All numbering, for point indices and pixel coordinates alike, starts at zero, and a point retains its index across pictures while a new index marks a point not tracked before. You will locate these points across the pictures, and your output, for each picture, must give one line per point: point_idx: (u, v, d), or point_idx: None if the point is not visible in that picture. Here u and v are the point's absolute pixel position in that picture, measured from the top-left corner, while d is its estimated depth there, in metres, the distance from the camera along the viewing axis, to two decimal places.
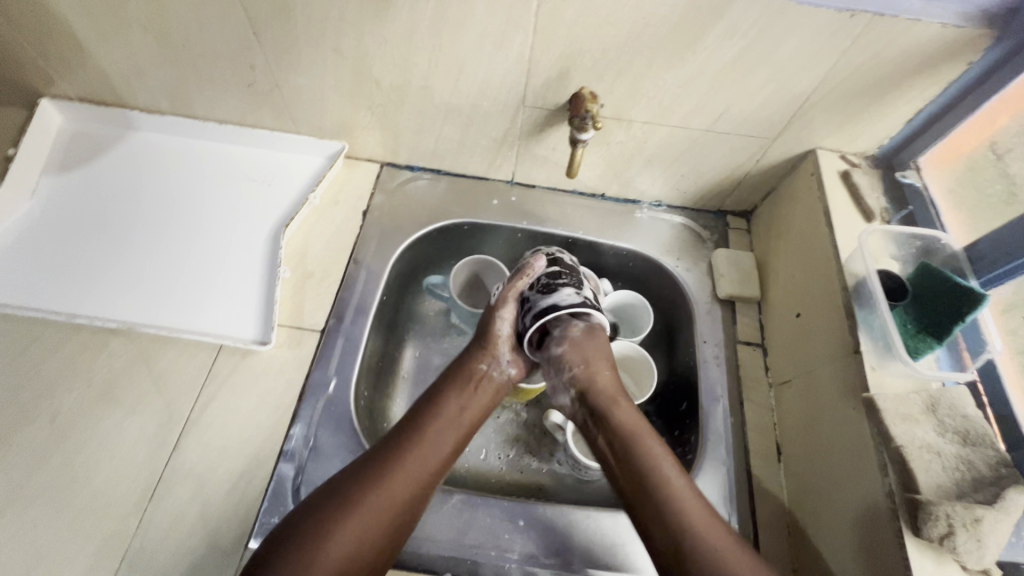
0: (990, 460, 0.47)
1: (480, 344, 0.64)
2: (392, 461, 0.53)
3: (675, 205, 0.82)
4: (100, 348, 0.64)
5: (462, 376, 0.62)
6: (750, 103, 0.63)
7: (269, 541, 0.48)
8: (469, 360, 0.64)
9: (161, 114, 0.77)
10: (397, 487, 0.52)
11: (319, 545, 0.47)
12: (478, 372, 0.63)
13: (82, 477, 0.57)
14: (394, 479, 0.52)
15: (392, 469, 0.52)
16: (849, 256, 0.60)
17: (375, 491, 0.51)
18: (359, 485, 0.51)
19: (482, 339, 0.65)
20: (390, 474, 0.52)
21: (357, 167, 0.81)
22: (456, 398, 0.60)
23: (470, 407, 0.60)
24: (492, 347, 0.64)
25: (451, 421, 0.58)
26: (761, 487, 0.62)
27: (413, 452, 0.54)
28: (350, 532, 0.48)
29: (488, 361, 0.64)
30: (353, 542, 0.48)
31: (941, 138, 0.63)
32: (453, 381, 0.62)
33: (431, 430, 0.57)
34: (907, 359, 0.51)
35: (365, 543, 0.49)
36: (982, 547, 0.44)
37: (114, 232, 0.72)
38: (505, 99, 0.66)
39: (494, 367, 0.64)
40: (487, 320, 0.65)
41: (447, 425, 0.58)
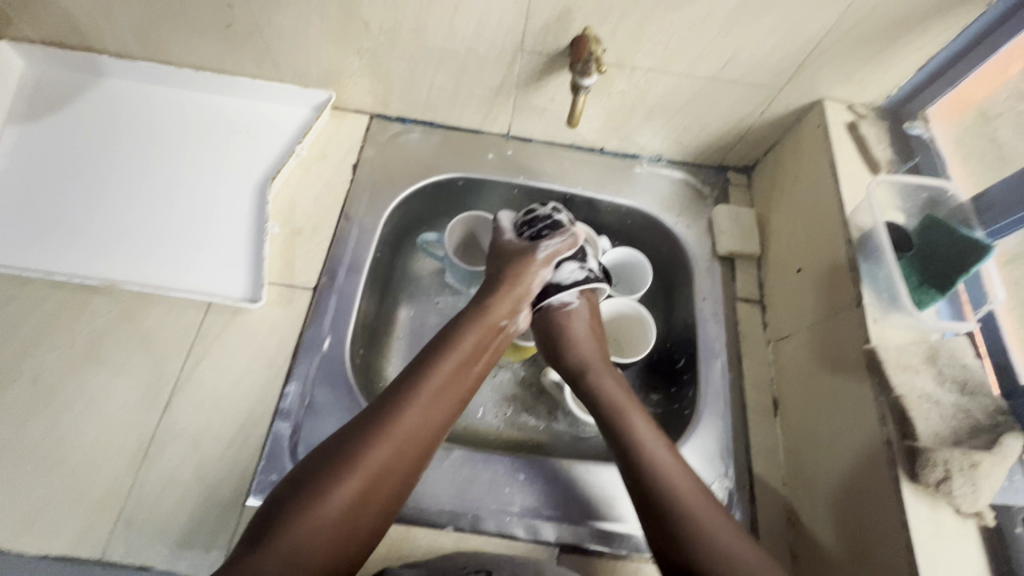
0: (986, 407, 0.48)
1: (497, 296, 0.62)
2: (396, 415, 0.51)
3: (675, 160, 0.80)
4: (81, 306, 0.61)
5: (475, 325, 0.60)
6: (759, 49, 0.61)
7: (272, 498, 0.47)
8: (483, 308, 0.61)
9: (132, 59, 0.72)
10: (399, 451, 0.50)
11: (322, 498, 0.45)
12: (495, 326, 0.61)
13: (70, 438, 0.55)
14: (400, 434, 0.50)
15: (397, 421, 0.50)
16: (854, 209, 0.59)
17: (379, 445, 0.49)
18: (362, 439, 0.49)
19: (500, 291, 0.62)
20: (394, 428, 0.50)
21: (345, 118, 0.77)
22: (465, 347, 0.58)
23: (479, 362, 0.59)
24: (509, 302, 0.62)
25: (459, 376, 0.56)
26: (757, 440, 0.63)
27: (419, 406, 0.52)
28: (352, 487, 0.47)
29: (508, 315, 0.62)
30: (355, 497, 0.47)
31: (952, 87, 0.62)
32: (464, 332, 0.59)
33: (439, 383, 0.54)
34: (911, 310, 0.51)
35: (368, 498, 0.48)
36: (977, 491, 0.45)
37: (89, 186, 0.68)
38: (502, 42, 0.63)
39: (511, 321, 0.63)
40: (511, 273, 0.63)
41: (454, 379, 0.56)
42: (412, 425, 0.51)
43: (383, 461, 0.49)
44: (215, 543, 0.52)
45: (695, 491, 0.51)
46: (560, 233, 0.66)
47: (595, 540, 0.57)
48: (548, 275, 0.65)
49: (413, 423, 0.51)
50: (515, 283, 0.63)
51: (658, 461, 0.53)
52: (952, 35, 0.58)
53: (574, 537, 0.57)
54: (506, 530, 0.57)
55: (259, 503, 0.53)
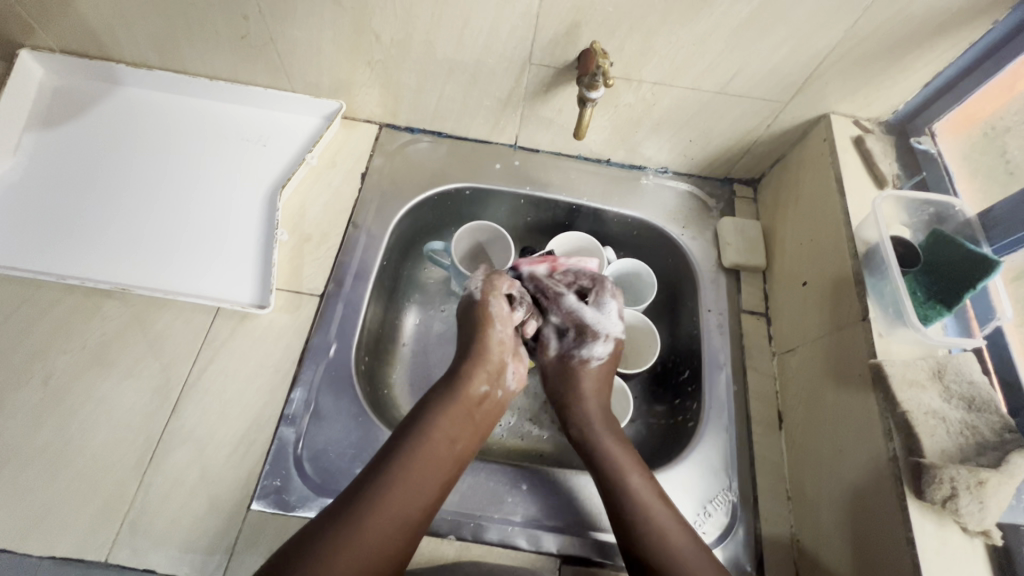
0: (994, 425, 0.47)
1: (475, 364, 0.61)
2: (365, 509, 0.49)
3: (681, 172, 0.81)
4: (93, 310, 0.62)
5: (454, 402, 0.58)
6: (764, 63, 0.61)
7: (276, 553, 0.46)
8: (460, 381, 0.60)
9: (149, 69, 0.74)
10: (396, 517, 0.50)
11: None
12: (475, 395, 0.60)
13: (78, 440, 0.56)
14: (369, 532, 0.48)
15: (367, 516, 0.48)
16: (860, 223, 0.59)
17: (348, 544, 0.47)
18: (331, 538, 0.47)
19: (473, 359, 0.61)
20: (366, 524, 0.48)
21: (355, 128, 0.78)
22: (444, 430, 0.56)
23: (459, 440, 0.57)
24: (489, 367, 0.62)
25: (437, 458, 0.54)
26: (761, 454, 0.63)
27: (391, 497, 0.50)
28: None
29: (488, 382, 0.61)
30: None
31: (959, 103, 0.62)
32: (440, 411, 0.57)
33: (412, 472, 0.52)
34: (917, 325, 0.51)
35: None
36: (984, 509, 0.44)
37: (104, 193, 0.70)
38: (510, 54, 0.64)
39: (494, 388, 0.62)
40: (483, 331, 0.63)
41: (431, 464, 0.53)
42: (404, 488, 0.51)
43: (353, 558, 0.46)
44: (218, 548, 0.52)
45: (679, 530, 0.53)
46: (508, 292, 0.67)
47: (596, 554, 0.56)
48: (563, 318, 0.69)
49: (382, 517, 0.49)
50: (485, 335, 0.63)
51: (635, 494, 0.55)
52: (958, 52, 0.58)
53: (575, 550, 0.57)
54: (507, 541, 0.57)
55: (263, 508, 0.54)
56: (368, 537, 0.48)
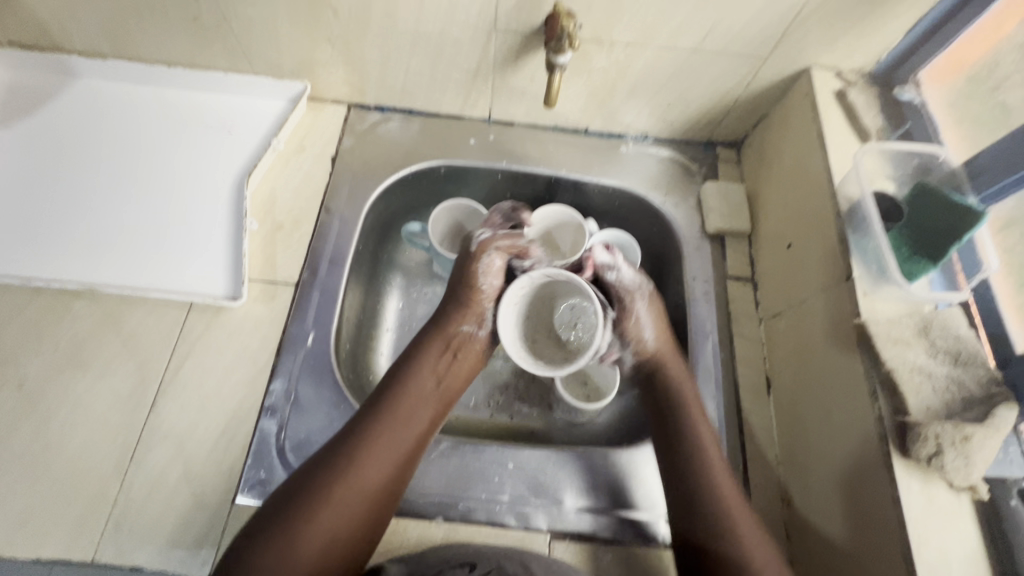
0: (980, 378, 0.46)
1: (459, 308, 0.60)
2: (357, 447, 0.50)
3: (662, 137, 0.78)
4: (63, 311, 0.61)
5: (439, 344, 0.59)
6: (739, 17, 0.58)
7: (260, 514, 0.47)
8: (441, 324, 0.60)
9: (103, 58, 0.71)
10: (387, 454, 0.51)
11: (297, 532, 0.45)
12: (456, 338, 0.60)
13: (56, 443, 0.55)
14: (364, 468, 0.49)
15: (362, 450, 0.50)
16: (843, 179, 0.58)
17: (343, 481, 0.48)
18: (326, 477, 0.48)
19: (454, 301, 0.61)
20: (362, 462, 0.49)
21: (323, 109, 0.76)
22: (427, 373, 0.57)
23: (444, 381, 0.57)
24: (468, 307, 0.61)
25: (423, 396, 0.55)
26: (749, 420, 0.62)
27: (380, 438, 0.51)
28: (315, 529, 0.46)
29: (472, 323, 0.61)
30: (332, 530, 0.46)
31: (944, 48, 0.60)
32: (424, 355, 0.58)
33: (397, 413, 0.53)
34: (902, 282, 0.49)
35: (336, 538, 0.46)
36: (970, 465, 0.43)
37: (66, 189, 0.68)
38: (474, 22, 0.61)
39: (476, 329, 0.61)
40: (469, 276, 0.61)
41: (418, 401, 0.55)
42: (391, 429, 0.52)
43: (353, 489, 0.48)
44: (206, 541, 0.52)
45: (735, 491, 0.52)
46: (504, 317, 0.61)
47: (585, 527, 0.57)
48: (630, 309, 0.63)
49: (377, 456, 0.50)
50: (462, 283, 0.61)
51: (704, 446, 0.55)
52: None
53: (565, 523, 0.56)
54: (496, 519, 0.56)
55: (249, 500, 0.54)
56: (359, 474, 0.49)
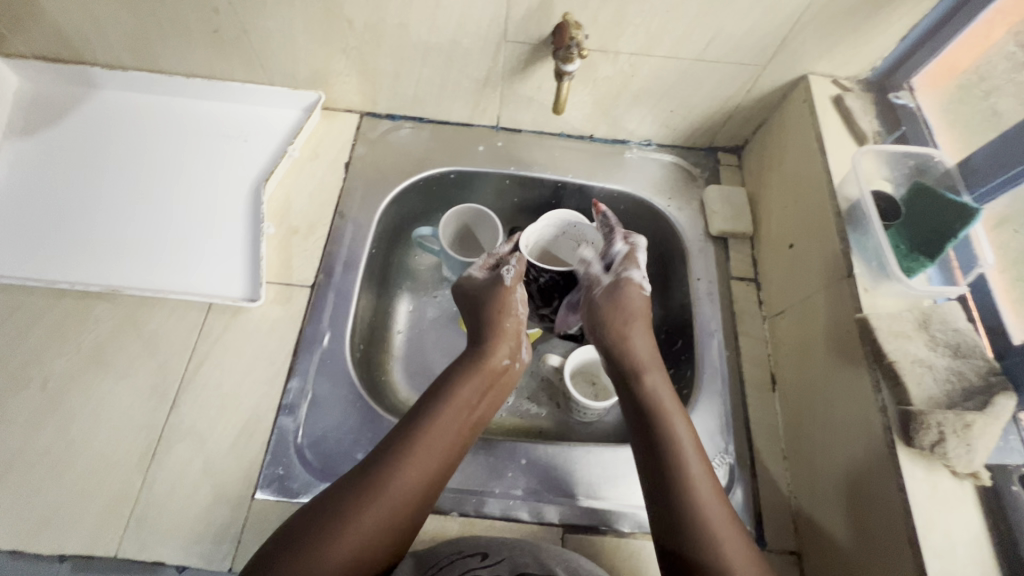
0: (979, 369, 0.48)
1: (498, 334, 0.61)
2: (390, 472, 0.50)
3: (665, 143, 0.81)
4: (85, 313, 0.62)
5: (478, 368, 0.59)
6: (740, 27, 0.61)
7: (283, 530, 0.47)
8: (482, 353, 0.60)
9: (125, 70, 0.73)
10: (416, 482, 0.51)
11: (320, 551, 0.45)
12: (498, 369, 0.60)
13: (79, 442, 0.56)
14: (396, 492, 0.49)
15: (394, 475, 0.50)
16: (841, 180, 0.60)
17: (373, 504, 0.48)
18: (358, 500, 0.48)
19: (495, 332, 0.61)
20: (396, 482, 0.50)
21: (336, 118, 0.78)
22: (462, 398, 0.56)
23: (477, 409, 0.57)
24: (511, 340, 0.62)
25: (456, 421, 0.55)
26: (755, 416, 0.64)
27: (412, 464, 0.51)
28: (343, 549, 0.46)
29: (510, 354, 0.61)
30: (354, 553, 0.46)
31: (935, 55, 0.62)
32: (463, 378, 0.58)
33: (430, 439, 0.53)
34: (901, 278, 0.51)
35: (363, 557, 0.47)
36: (972, 451, 0.45)
37: (87, 196, 0.70)
38: (485, 34, 0.63)
39: (514, 361, 0.62)
40: (504, 303, 0.62)
41: (451, 427, 0.55)
42: (423, 454, 0.52)
43: (380, 515, 0.48)
44: (226, 537, 0.53)
45: (717, 506, 0.49)
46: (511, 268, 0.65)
47: (597, 521, 0.58)
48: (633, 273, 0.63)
49: (407, 484, 0.50)
50: (505, 313, 0.62)
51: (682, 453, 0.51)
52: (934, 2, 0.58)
53: (577, 518, 0.57)
54: (510, 514, 0.58)
55: (268, 497, 0.55)
56: (386, 499, 0.49)
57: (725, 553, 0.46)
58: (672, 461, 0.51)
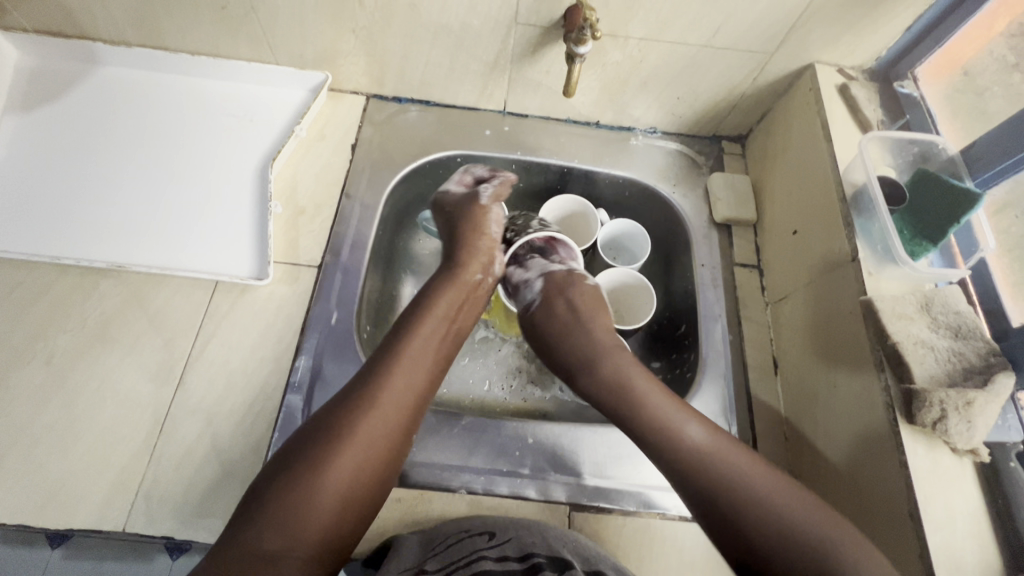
0: (980, 350, 0.49)
1: (470, 250, 0.64)
2: (377, 381, 0.51)
3: (670, 131, 0.81)
4: (90, 289, 0.62)
5: (451, 282, 0.61)
6: (750, 13, 0.61)
7: (267, 472, 0.46)
8: (455, 270, 0.62)
9: (127, 46, 0.72)
10: (402, 388, 0.51)
11: (315, 480, 0.45)
12: (469, 284, 0.62)
13: (85, 417, 0.56)
14: (386, 399, 0.50)
15: (376, 390, 0.50)
16: (847, 166, 0.61)
17: (364, 417, 0.48)
18: (349, 410, 0.49)
19: (468, 246, 0.64)
20: (381, 393, 0.50)
21: (342, 100, 0.78)
22: (437, 312, 0.58)
23: (456, 320, 0.59)
24: (482, 255, 0.64)
25: (434, 334, 0.56)
26: (758, 399, 0.65)
27: (395, 373, 0.52)
28: (343, 457, 0.46)
29: (483, 269, 0.64)
30: (353, 472, 0.46)
31: (940, 45, 0.63)
32: (440, 294, 0.59)
33: (408, 349, 0.54)
34: (906, 260, 0.53)
35: (365, 464, 0.47)
36: (972, 428, 0.46)
37: (90, 173, 0.69)
38: (496, 15, 0.63)
39: (488, 275, 0.64)
40: (472, 220, 0.66)
41: (429, 338, 0.56)
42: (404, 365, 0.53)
43: (372, 429, 0.48)
44: (235, 512, 0.53)
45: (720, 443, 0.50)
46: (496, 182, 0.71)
47: (604, 499, 0.58)
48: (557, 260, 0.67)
49: (392, 394, 0.50)
50: (478, 233, 0.65)
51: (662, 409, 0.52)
52: None
53: (584, 496, 0.58)
54: (517, 492, 0.58)
55: None
56: (377, 415, 0.49)
57: (743, 480, 0.47)
58: (663, 416, 0.52)
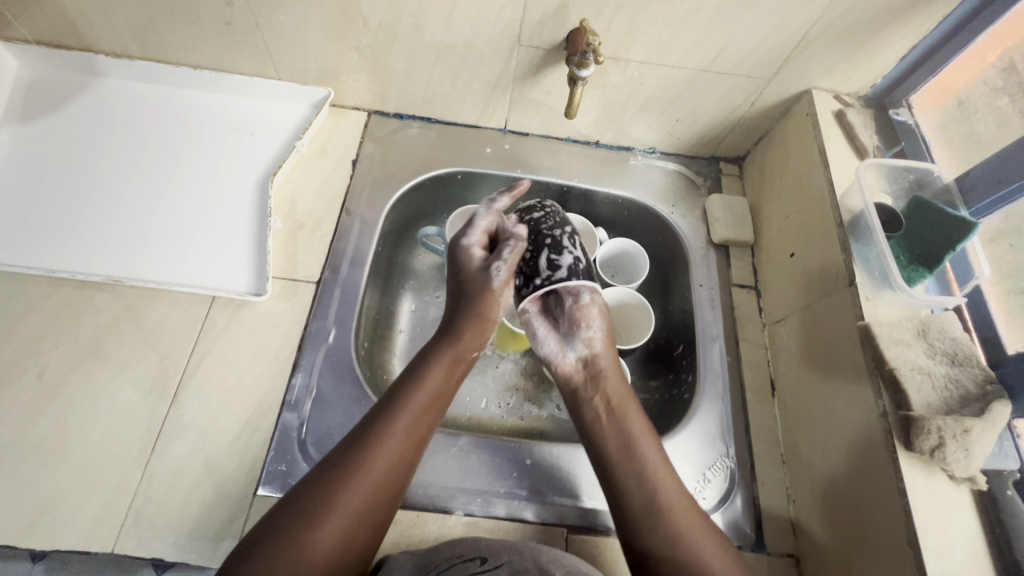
0: (976, 377, 0.49)
1: (481, 313, 0.60)
2: (376, 446, 0.49)
3: (668, 151, 0.82)
4: (84, 303, 0.61)
5: (457, 346, 0.59)
6: (749, 40, 0.62)
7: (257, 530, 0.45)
8: (460, 335, 0.59)
9: (129, 58, 0.72)
10: (402, 451, 0.50)
11: (307, 542, 0.44)
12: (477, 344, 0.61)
13: (76, 434, 0.55)
14: (385, 462, 0.49)
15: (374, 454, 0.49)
16: (844, 192, 0.61)
17: (361, 482, 0.47)
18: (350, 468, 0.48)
19: (480, 309, 0.60)
20: (376, 460, 0.49)
21: (343, 115, 0.78)
22: (440, 373, 0.56)
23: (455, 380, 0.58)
24: (491, 322, 0.61)
25: (436, 395, 0.55)
26: (755, 421, 0.65)
27: (394, 437, 0.50)
28: (339, 521, 0.45)
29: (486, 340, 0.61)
30: (342, 537, 0.45)
31: (934, 74, 0.64)
32: (442, 355, 0.58)
33: (410, 412, 0.52)
34: (903, 287, 0.53)
35: (361, 528, 0.46)
36: (970, 456, 0.46)
37: (89, 185, 0.68)
38: (499, 37, 0.64)
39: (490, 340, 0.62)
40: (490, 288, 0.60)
41: (431, 401, 0.54)
42: (401, 429, 0.51)
43: (367, 495, 0.47)
44: (228, 533, 0.52)
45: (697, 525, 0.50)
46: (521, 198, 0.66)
47: (601, 522, 0.58)
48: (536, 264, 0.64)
49: (390, 457, 0.49)
50: (491, 304, 0.61)
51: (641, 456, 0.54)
52: (934, 23, 0.60)
53: (582, 519, 0.58)
54: (515, 514, 0.58)
55: (270, 494, 0.54)
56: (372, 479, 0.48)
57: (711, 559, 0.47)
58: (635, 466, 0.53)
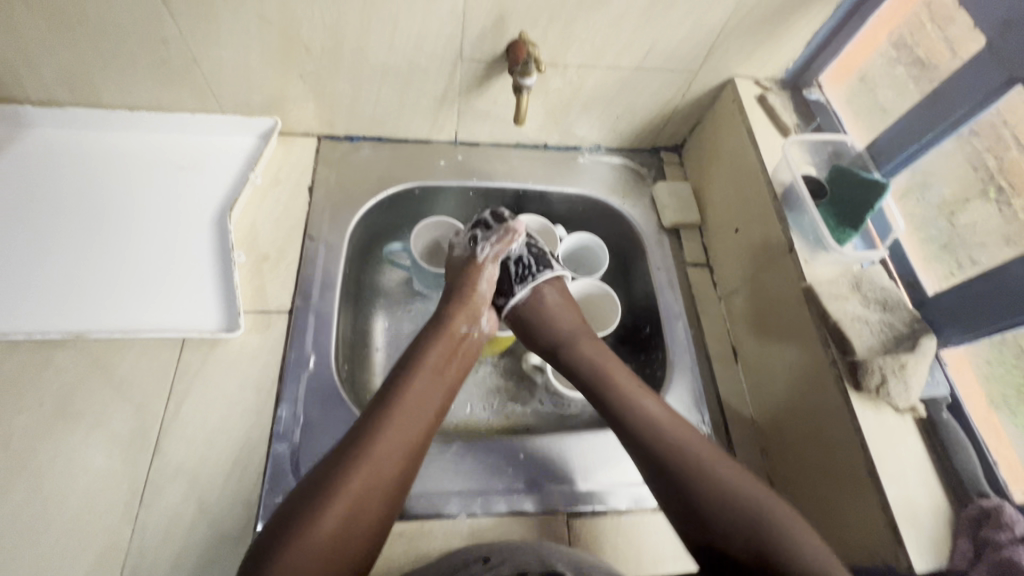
0: (905, 319, 0.56)
1: (459, 304, 0.65)
2: (373, 440, 0.51)
3: (613, 147, 0.87)
4: (44, 363, 0.59)
5: (444, 338, 0.62)
6: (673, 38, 0.68)
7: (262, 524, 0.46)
8: (446, 324, 0.63)
9: (59, 105, 0.70)
10: (398, 451, 0.52)
11: (305, 534, 0.45)
12: (459, 336, 0.63)
13: (55, 499, 0.53)
14: (379, 458, 0.50)
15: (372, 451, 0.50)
16: (775, 167, 0.68)
17: (356, 480, 0.49)
18: (350, 458, 0.49)
19: (461, 299, 0.65)
20: (373, 455, 0.50)
21: (293, 143, 0.78)
22: (433, 367, 0.59)
23: (448, 375, 0.60)
24: (469, 310, 0.65)
25: (429, 392, 0.57)
26: (724, 386, 0.70)
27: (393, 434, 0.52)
28: (333, 515, 0.46)
29: (468, 323, 0.64)
30: (334, 533, 0.46)
31: (836, 57, 0.72)
32: (433, 346, 0.61)
33: (406, 408, 0.54)
34: (834, 246, 0.59)
35: (352, 519, 0.48)
36: (909, 388, 0.53)
37: (32, 239, 0.65)
38: (441, 53, 0.66)
39: (472, 329, 0.65)
40: (468, 281, 0.66)
41: (426, 398, 0.56)
42: (400, 429, 0.53)
43: (364, 488, 0.49)
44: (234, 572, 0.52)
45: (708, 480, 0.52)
46: (498, 232, 0.69)
47: (597, 502, 0.61)
48: (496, 274, 0.68)
49: (390, 453, 0.51)
50: (468, 294, 0.65)
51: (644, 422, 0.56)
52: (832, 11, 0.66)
53: (579, 502, 0.61)
54: (517, 508, 0.60)
55: None
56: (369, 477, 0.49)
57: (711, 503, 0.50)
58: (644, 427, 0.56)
